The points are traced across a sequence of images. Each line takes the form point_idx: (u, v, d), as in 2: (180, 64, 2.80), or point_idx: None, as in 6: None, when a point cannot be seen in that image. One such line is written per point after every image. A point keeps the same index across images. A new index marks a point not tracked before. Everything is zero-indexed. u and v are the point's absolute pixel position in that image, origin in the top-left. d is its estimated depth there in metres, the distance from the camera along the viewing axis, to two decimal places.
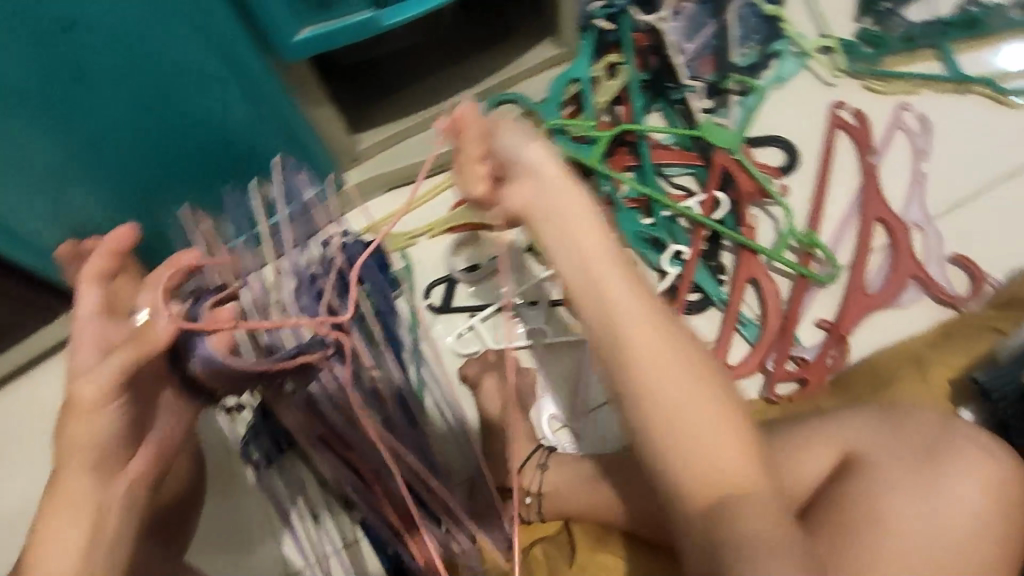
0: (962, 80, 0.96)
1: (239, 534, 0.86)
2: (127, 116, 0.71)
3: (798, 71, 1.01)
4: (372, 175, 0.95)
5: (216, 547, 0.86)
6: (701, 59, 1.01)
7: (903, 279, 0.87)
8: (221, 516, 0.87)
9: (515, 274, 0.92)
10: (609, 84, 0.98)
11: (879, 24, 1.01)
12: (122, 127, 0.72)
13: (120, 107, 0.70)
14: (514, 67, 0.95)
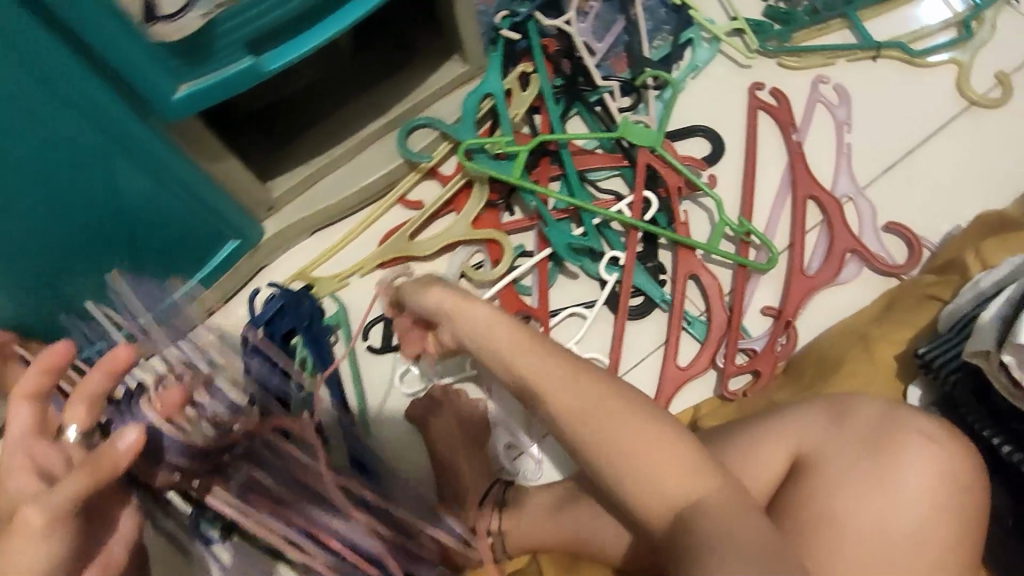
0: (874, 47, 0.95)
1: None
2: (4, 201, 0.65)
3: (713, 56, 0.99)
4: (292, 220, 0.92)
5: None
6: (613, 58, 1.00)
7: (841, 256, 0.85)
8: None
9: None
10: (523, 95, 0.95)
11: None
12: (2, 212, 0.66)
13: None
14: (424, 90, 0.92)
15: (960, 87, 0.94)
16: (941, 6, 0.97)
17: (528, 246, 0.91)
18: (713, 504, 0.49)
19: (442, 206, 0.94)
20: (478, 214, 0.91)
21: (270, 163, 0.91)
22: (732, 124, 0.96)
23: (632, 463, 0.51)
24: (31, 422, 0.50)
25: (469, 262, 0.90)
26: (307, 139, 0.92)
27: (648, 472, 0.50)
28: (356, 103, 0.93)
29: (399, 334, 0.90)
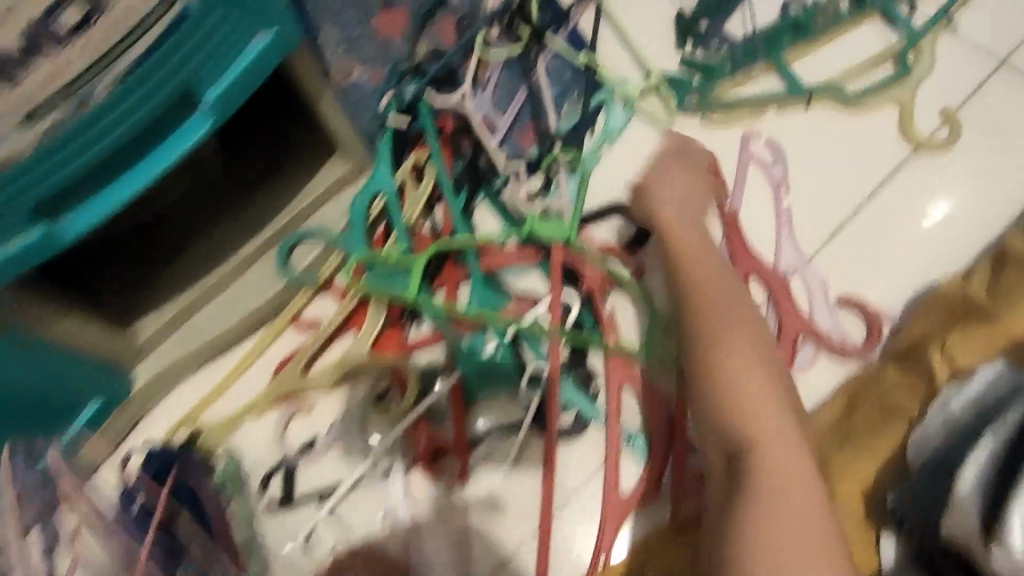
0: (804, 94, 0.86)
1: None
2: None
3: (628, 121, 0.89)
4: (166, 364, 0.79)
5: None
6: (518, 132, 0.88)
7: (791, 342, 0.75)
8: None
9: (360, 443, 0.78)
10: (418, 189, 0.84)
11: (702, 46, 0.90)
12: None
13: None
14: (302, 199, 0.80)
15: (904, 130, 0.84)
16: (871, 40, 0.88)
17: (439, 364, 0.79)
18: (768, 460, 0.58)
19: (337, 328, 0.81)
20: (377, 335, 0.79)
21: (136, 303, 0.78)
22: None
23: (737, 402, 0.62)
24: None
25: (373, 392, 0.78)
26: (178, 268, 0.80)
27: (747, 414, 0.61)
28: (229, 221, 0.81)
29: (303, 481, 0.79)
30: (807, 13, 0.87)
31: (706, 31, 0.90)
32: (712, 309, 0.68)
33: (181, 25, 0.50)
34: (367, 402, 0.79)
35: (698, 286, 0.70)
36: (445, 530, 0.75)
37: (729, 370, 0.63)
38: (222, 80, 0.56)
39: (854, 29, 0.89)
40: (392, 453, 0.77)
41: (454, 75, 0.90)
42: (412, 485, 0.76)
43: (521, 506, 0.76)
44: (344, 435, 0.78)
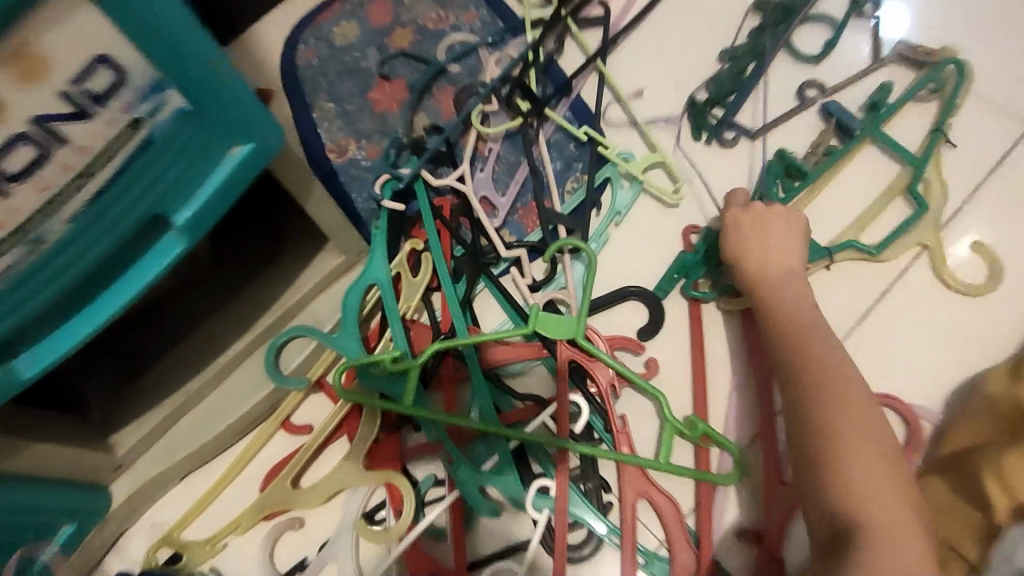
0: (825, 255, 0.74)
1: None
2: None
3: (636, 197, 0.83)
4: (147, 476, 0.74)
5: None
6: (521, 212, 0.85)
7: None
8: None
9: (349, 566, 0.70)
10: (414, 280, 0.79)
11: (716, 141, 0.86)
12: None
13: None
14: (291, 295, 0.75)
15: (937, 271, 0.75)
16: (902, 136, 0.83)
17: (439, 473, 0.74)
18: (873, 518, 0.50)
19: (330, 433, 0.75)
20: (371, 445, 0.73)
21: (118, 408, 0.73)
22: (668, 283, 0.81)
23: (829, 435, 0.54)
24: None
25: (366, 509, 0.72)
26: (161, 371, 0.75)
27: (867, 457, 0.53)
28: (216, 317, 0.76)
29: None
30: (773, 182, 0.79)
31: (719, 124, 0.86)
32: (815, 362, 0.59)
33: (148, 150, 0.45)
34: (359, 521, 0.71)
35: (796, 351, 0.60)
36: None
37: (823, 410, 0.55)
38: (196, 198, 0.51)
39: (850, 164, 0.83)
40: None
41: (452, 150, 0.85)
42: None
43: None
44: (333, 558, 0.71)
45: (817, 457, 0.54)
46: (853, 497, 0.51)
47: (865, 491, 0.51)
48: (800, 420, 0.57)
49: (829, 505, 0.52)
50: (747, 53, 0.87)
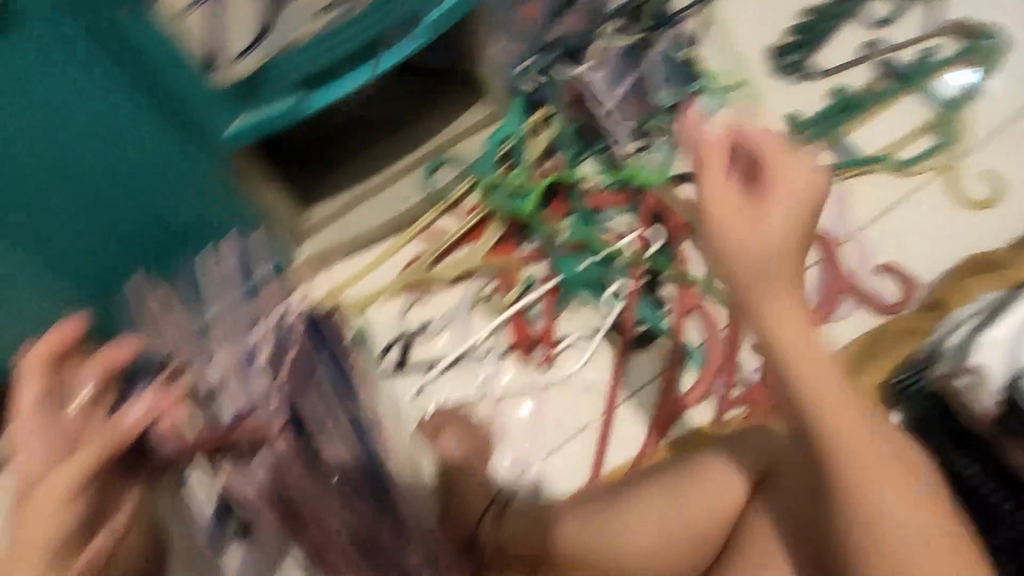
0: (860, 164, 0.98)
1: None
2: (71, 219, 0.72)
3: (719, 106, 1.07)
4: (324, 244, 1.00)
5: None
6: (625, 104, 1.04)
7: (835, 294, 0.91)
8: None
9: (465, 327, 0.95)
10: (539, 137, 1.02)
11: (795, 75, 1.08)
12: (65, 237, 0.73)
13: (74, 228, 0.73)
14: (450, 131, 1.00)
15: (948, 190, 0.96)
16: (943, 89, 1.02)
17: (537, 277, 0.96)
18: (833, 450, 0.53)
19: (459, 239, 0.98)
20: (493, 246, 0.97)
21: (312, 191, 0.99)
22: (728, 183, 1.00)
23: (793, 366, 0.55)
24: (49, 386, 0.59)
25: (483, 290, 0.96)
26: (344, 170, 1.00)
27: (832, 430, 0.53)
28: (390, 139, 1.01)
29: (414, 353, 0.95)
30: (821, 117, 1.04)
31: (797, 62, 1.08)
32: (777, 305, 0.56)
33: None
34: (477, 297, 0.96)
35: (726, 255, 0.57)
36: (525, 406, 0.91)
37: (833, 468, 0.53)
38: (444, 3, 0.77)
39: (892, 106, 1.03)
40: (491, 338, 0.93)
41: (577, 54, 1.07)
42: (503, 366, 0.92)
43: (591, 396, 0.90)
44: (453, 320, 0.95)
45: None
46: (870, 529, 0.51)
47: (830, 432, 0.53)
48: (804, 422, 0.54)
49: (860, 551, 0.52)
50: (824, 14, 1.10)
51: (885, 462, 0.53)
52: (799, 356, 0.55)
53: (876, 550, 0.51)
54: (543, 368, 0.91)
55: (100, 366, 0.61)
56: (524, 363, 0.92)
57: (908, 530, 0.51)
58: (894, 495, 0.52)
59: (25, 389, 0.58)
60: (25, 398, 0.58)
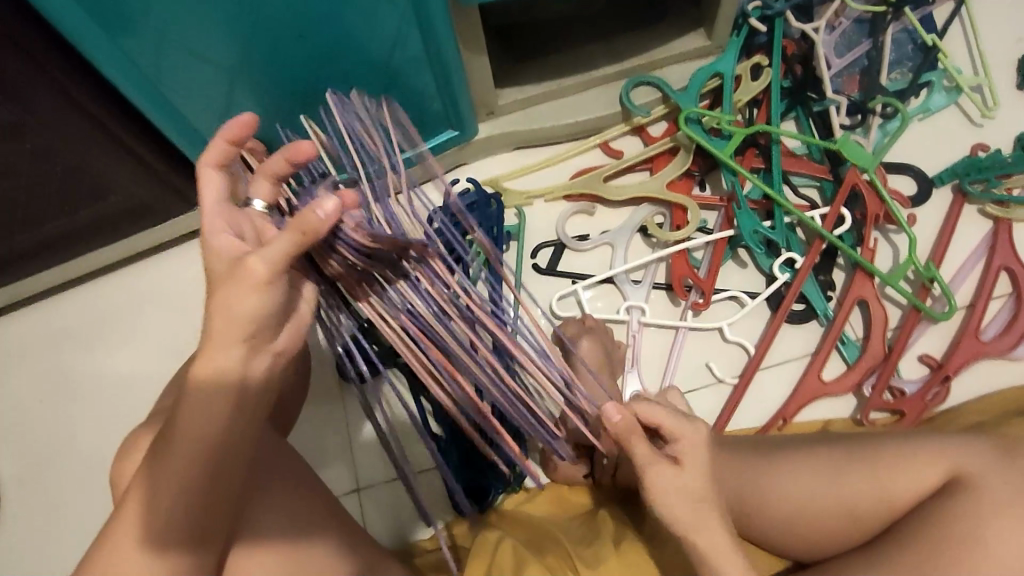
0: None
1: (317, 451, 0.91)
2: (282, 44, 0.76)
3: (947, 105, 0.98)
4: (504, 129, 0.99)
5: (309, 445, 0.91)
6: (847, 77, 1.00)
7: (1021, 333, 0.84)
8: (314, 428, 0.91)
9: (624, 250, 0.93)
10: (751, 84, 0.98)
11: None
12: (273, 60, 0.78)
13: (296, 30, 0.75)
14: (661, 52, 0.96)
15: None
16: None
17: (709, 224, 0.95)
18: (945, 505, 0.57)
19: (640, 162, 0.98)
20: (674, 179, 0.95)
21: (507, 73, 0.97)
22: (943, 199, 0.94)
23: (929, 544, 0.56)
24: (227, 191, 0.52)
25: (652, 219, 0.94)
26: (545, 62, 0.98)
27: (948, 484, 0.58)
28: (598, 44, 0.98)
29: (566, 260, 0.96)
30: None
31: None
32: (939, 511, 0.57)
33: None
34: (643, 225, 0.94)
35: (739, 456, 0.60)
36: (663, 344, 0.90)
37: (946, 506, 0.57)
38: None
39: None
40: (648, 269, 0.92)
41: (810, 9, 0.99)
42: (651, 299, 0.92)
43: (732, 354, 0.89)
44: (614, 241, 0.94)
45: None
46: (991, 550, 0.54)
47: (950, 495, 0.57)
48: (894, 461, 0.62)
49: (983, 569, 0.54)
50: None
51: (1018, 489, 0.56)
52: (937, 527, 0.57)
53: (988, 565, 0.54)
54: (693, 312, 0.90)
55: (296, 153, 0.53)
56: (674, 301, 0.92)
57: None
58: (1011, 527, 0.55)
59: (205, 187, 0.51)
60: (206, 195, 0.51)
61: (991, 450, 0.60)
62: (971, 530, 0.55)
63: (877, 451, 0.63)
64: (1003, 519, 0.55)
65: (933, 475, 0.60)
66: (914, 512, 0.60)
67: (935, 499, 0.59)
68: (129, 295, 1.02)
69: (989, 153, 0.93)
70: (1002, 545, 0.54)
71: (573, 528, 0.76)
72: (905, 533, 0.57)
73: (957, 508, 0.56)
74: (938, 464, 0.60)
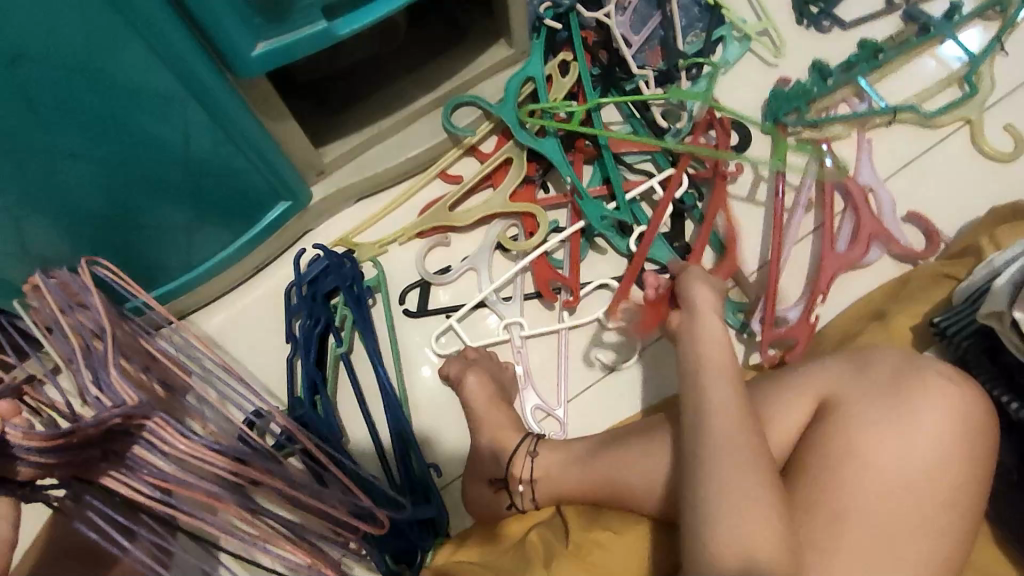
0: (888, 114, 0.96)
1: None
2: (57, 167, 0.70)
3: (743, 53, 1.04)
4: (338, 185, 0.96)
5: None
6: (649, 51, 1.04)
7: (866, 240, 0.90)
8: None
9: (487, 271, 0.93)
10: (563, 80, 1.01)
11: (813, 27, 1.05)
12: (54, 186, 0.72)
13: (73, 147, 0.70)
14: (469, 71, 0.97)
15: (971, 141, 0.96)
16: (965, 40, 1.01)
17: (560, 222, 0.95)
18: (822, 434, 0.59)
19: (480, 181, 0.98)
20: (515, 189, 0.96)
21: (325, 130, 0.95)
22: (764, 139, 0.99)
23: (825, 480, 0.57)
24: None
25: (506, 234, 0.95)
26: (359, 109, 0.97)
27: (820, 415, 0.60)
28: (407, 79, 0.98)
29: (435, 297, 0.95)
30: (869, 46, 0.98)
31: (818, 13, 1.04)
32: (827, 443, 0.58)
33: None
34: (499, 241, 0.94)
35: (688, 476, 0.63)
36: (548, 351, 0.91)
37: (826, 434, 0.59)
38: None
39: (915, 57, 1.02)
40: (514, 283, 0.92)
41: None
42: (526, 311, 0.92)
43: (616, 341, 0.90)
44: (475, 265, 0.94)
45: (897, 507, 0.55)
46: (874, 466, 0.56)
47: (828, 432, 0.59)
48: (769, 404, 0.64)
49: (873, 487, 0.56)
50: None
51: (881, 398, 0.58)
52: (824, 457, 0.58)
53: (873, 482, 0.56)
54: (567, 311, 0.91)
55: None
56: (547, 306, 0.92)
57: (905, 458, 0.56)
58: (885, 438, 0.57)
59: None
60: None
61: (851, 367, 0.62)
62: (852, 454, 0.57)
63: (752, 399, 0.65)
64: (876, 434, 0.57)
65: (807, 408, 0.62)
66: (799, 441, 0.61)
67: (814, 431, 0.60)
68: None
69: (788, 88, 0.99)
70: (878, 457, 0.56)
71: (505, 563, 0.72)
72: (797, 474, 0.59)
73: (832, 436, 0.58)
74: (807, 398, 0.62)
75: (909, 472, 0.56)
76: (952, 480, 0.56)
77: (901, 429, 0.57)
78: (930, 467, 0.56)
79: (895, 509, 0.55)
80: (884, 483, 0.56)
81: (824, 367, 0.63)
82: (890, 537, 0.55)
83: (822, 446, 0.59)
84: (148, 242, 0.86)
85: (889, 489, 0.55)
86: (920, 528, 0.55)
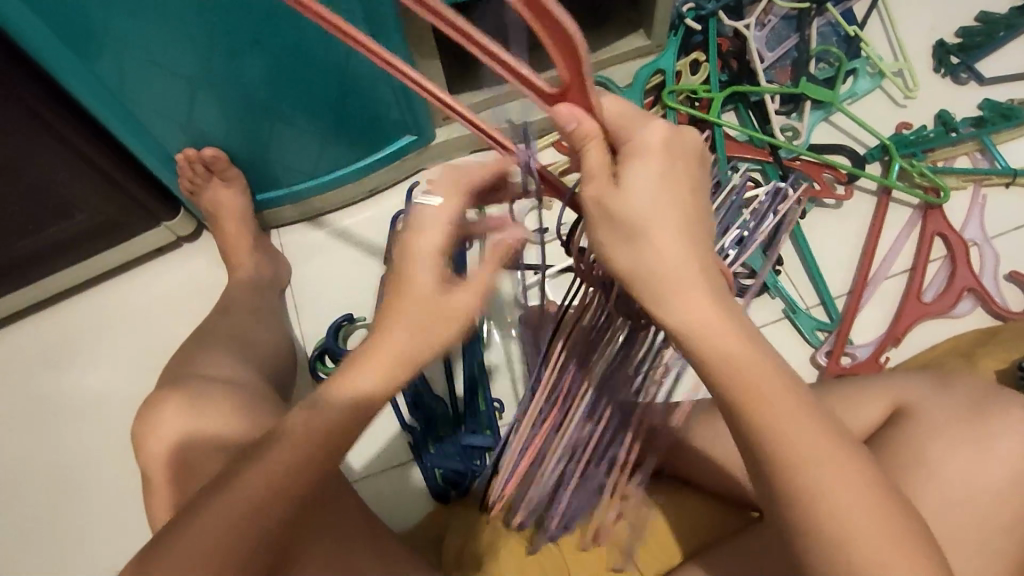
0: (1012, 174, 0.96)
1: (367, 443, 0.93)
2: (239, 53, 0.76)
3: (873, 88, 1.05)
4: (462, 132, 1.02)
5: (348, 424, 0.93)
6: (779, 69, 1.06)
7: (959, 291, 0.90)
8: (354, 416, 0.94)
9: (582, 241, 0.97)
10: (692, 79, 1.04)
11: (951, 77, 1.05)
12: (228, 71, 0.77)
13: (256, 39, 0.75)
14: (604, 53, 1.02)
15: None
16: None
17: None
18: (895, 436, 0.61)
19: None
20: None
21: (460, 79, 1.01)
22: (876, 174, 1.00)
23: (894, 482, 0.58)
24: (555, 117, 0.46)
25: None
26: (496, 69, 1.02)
27: (897, 424, 0.61)
28: None
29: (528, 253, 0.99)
30: (1008, 106, 0.98)
31: (958, 65, 1.05)
32: (902, 447, 0.60)
33: None
34: None
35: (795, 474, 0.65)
36: None
37: (902, 435, 0.61)
38: None
39: None
40: None
41: (741, 9, 1.05)
42: None
43: None
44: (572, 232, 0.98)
45: (963, 520, 0.57)
46: (942, 473, 0.58)
47: (903, 438, 0.60)
48: (846, 403, 0.65)
49: (942, 494, 0.57)
50: (1003, 21, 1.06)
51: (964, 415, 0.60)
52: (891, 460, 0.60)
53: (941, 491, 0.57)
54: None
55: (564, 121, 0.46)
56: None
57: (977, 474, 0.58)
58: (961, 452, 0.58)
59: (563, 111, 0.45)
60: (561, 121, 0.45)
61: (940, 383, 0.63)
62: (926, 457, 0.58)
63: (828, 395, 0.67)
64: (952, 447, 0.58)
65: (884, 414, 0.64)
66: (868, 441, 0.64)
67: (887, 435, 0.62)
68: (97, 318, 1.01)
69: (912, 130, 1.00)
70: (949, 467, 0.58)
71: None
72: None
73: (902, 442, 0.60)
74: (885, 403, 0.64)
75: (981, 489, 0.57)
76: (1016, 507, 0.57)
77: (978, 447, 0.58)
78: (999, 490, 0.57)
79: (959, 521, 0.57)
80: (953, 493, 0.57)
81: (910, 380, 0.65)
82: (943, 545, 0.56)
83: (893, 449, 0.60)
84: (280, 146, 0.91)
85: (955, 501, 0.57)
86: (981, 544, 0.57)
